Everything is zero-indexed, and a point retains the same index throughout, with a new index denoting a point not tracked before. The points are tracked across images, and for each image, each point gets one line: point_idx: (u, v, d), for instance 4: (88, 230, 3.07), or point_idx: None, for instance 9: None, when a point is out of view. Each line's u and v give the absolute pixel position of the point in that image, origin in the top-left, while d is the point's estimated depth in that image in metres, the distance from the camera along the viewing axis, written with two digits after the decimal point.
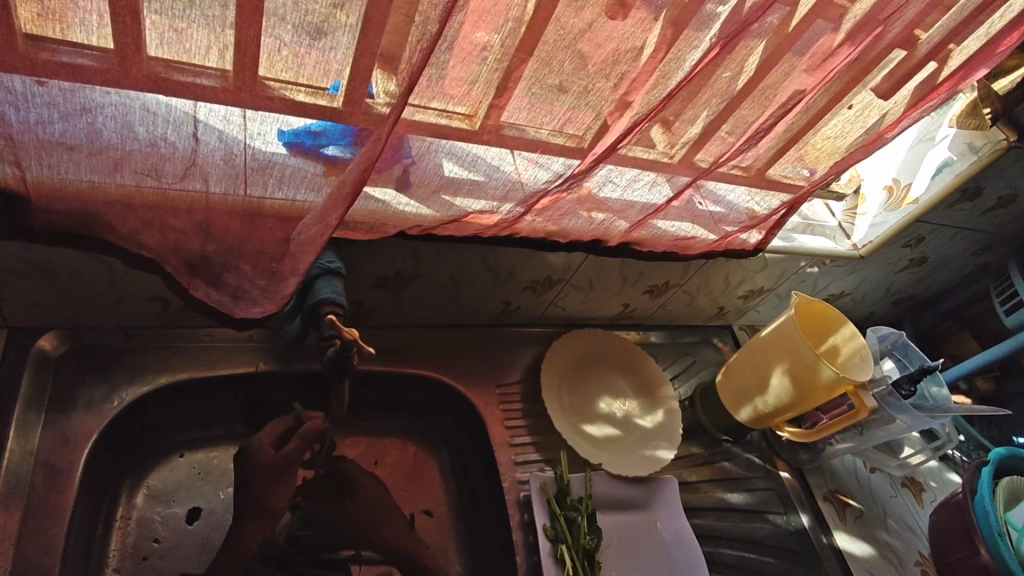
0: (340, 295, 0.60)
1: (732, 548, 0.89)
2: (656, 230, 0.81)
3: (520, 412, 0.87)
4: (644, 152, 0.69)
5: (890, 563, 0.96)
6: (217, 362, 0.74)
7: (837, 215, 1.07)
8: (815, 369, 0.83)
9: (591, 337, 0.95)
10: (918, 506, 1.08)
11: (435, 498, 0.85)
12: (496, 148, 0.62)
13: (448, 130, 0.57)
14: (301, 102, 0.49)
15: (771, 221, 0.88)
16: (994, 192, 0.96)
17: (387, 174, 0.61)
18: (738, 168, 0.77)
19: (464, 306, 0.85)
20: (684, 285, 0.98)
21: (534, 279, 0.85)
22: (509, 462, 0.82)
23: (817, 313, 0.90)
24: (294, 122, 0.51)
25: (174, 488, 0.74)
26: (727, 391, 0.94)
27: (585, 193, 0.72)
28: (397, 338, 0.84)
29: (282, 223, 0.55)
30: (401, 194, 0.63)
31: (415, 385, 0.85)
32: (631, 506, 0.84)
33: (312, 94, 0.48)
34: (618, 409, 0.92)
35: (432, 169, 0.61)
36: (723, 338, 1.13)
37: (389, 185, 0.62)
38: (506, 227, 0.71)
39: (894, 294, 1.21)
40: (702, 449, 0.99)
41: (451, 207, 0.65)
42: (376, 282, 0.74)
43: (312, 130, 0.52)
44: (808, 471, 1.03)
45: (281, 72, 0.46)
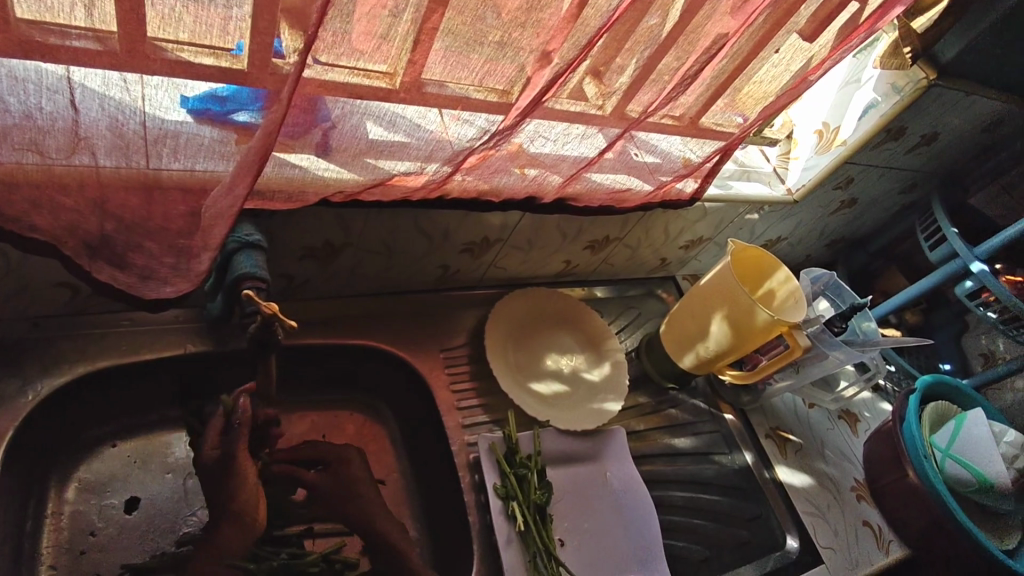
0: (262, 269, 0.57)
1: (681, 491, 0.92)
2: (591, 182, 0.80)
3: (467, 376, 0.87)
4: (572, 104, 0.67)
5: (826, 491, 1.02)
6: (142, 346, 0.71)
7: (771, 161, 1.08)
8: (751, 314, 0.85)
9: (536, 295, 0.95)
10: (853, 436, 1.13)
11: (388, 466, 0.86)
12: (418, 107, 0.59)
13: (370, 90, 0.55)
14: (193, 62, 0.45)
15: (705, 168, 0.88)
16: (917, 130, 0.99)
17: (305, 140, 0.58)
18: (669, 118, 0.77)
19: (402, 273, 0.84)
20: (624, 239, 0.98)
21: (471, 240, 0.83)
22: (457, 425, 0.82)
23: (753, 258, 0.92)
24: (195, 87, 0.46)
25: (108, 479, 0.72)
26: (672, 341, 0.96)
27: (517, 149, 0.71)
28: (335, 310, 0.82)
29: (186, 196, 0.52)
30: (320, 158, 0.60)
31: (357, 355, 0.83)
32: (581, 458, 0.86)
33: (206, 55, 0.44)
34: (565, 365, 0.93)
35: (355, 132, 0.59)
36: (667, 289, 1.15)
37: (308, 151, 0.59)
38: (435, 187, 0.68)
39: (828, 236, 1.25)
40: (650, 398, 1.01)
41: (374, 170, 0.63)
42: (304, 254, 0.72)
43: (219, 96, 0.48)
44: (750, 411, 1.07)
45: (178, 32, 0.43)
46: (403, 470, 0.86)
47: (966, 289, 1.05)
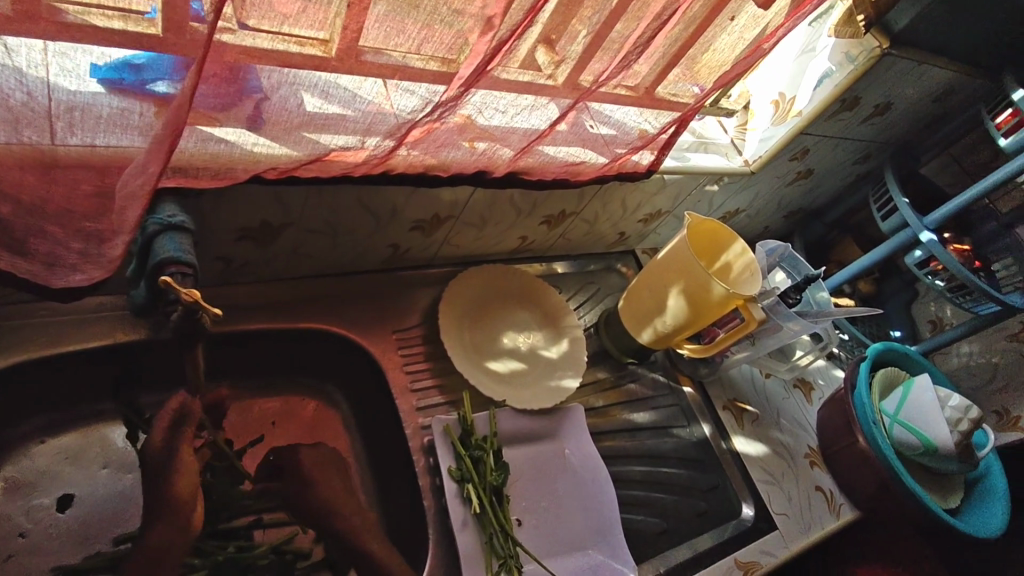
0: (186, 252, 0.53)
1: (639, 465, 0.93)
2: (543, 156, 0.77)
3: (421, 357, 0.85)
4: (520, 73, 0.64)
5: (781, 459, 1.04)
6: (65, 338, 0.66)
7: (728, 132, 1.07)
8: (707, 287, 0.84)
9: (492, 272, 0.93)
10: (807, 404, 1.15)
11: (341, 452, 0.84)
12: (362, 77, 0.55)
13: (300, 58, 0.51)
14: (105, 29, 0.40)
15: (661, 139, 0.86)
16: (871, 99, 0.99)
17: (236, 113, 0.53)
18: (624, 88, 0.74)
19: (350, 253, 0.80)
20: (581, 213, 0.96)
21: (422, 217, 0.80)
22: (411, 409, 0.80)
23: (709, 231, 0.91)
24: (111, 55, 0.42)
25: (36, 478, 0.68)
26: (630, 316, 0.95)
27: (465, 121, 0.67)
28: (280, 293, 0.78)
29: (89, 174, 0.47)
30: (252, 132, 0.56)
31: (305, 339, 0.80)
32: (539, 437, 0.85)
33: (120, 19, 0.40)
34: (522, 343, 0.91)
35: (288, 103, 0.54)
36: (627, 263, 1.14)
37: (239, 125, 0.55)
38: (377, 162, 0.65)
39: (785, 208, 1.25)
40: (609, 373, 1.00)
41: (309, 145, 0.59)
42: (241, 234, 0.68)
43: (132, 63, 0.43)
44: (708, 383, 1.08)
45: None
46: (357, 456, 0.84)
47: (915, 258, 1.06)
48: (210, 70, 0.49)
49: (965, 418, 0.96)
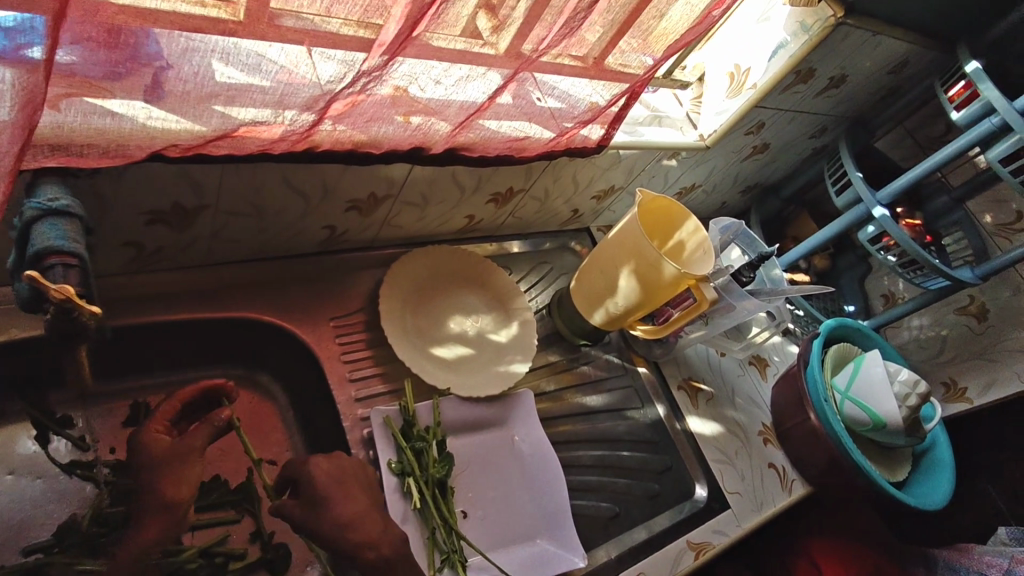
0: (71, 241, 0.48)
1: (590, 449, 0.91)
2: (485, 130, 0.73)
3: (361, 345, 0.80)
4: (449, 40, 0.59)
5: (735, 437, 1.03)
6: None
7: (684, 105, 1.03)
8: (658, 267, 0.82)
9: (438, 253, 0.88)
10: (762, 381, 1.15)
11: (279, 446, 0.79)
12: (282, 45, 0.50)
13: (205, 21, 0.46)
14: None
15: (612, 113, 0.82)
16: (826, 71, 0.96)
17: (131, 82, 0.48)
18: (572, 58, 0.70)
19: (280, 236, 0.75)
20: (530, 190, 0.92)
21: (356, 197, 0.75)
22: (349, 400, 0.76)
23: (662, 209, 0.88)
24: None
25: None
26: (581, 297, 0.92)
27: (398, 94, 0.62)
28: (208, 280, 0.73)
29: None
30: (153, 106, 0.50)
31: (234, 329, 0.75)
32: (487, 425, 0.82)
33: None
34: (470, 327, 0.88)
35: (198, 73, 0.49)
36: (581, 241, 1.11)
37: (134, 97, 0.49)
38: (299, 138, 0.59)
39: (742, 183, 1.23)
40: (562, 355, 0.98)
41: (219, 119, 0.53)
42: (150, 219, 0.61)
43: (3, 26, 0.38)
44: (663, 363, 1.06)
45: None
46: (296, 450, 0.80)
47: (868, 234, 1.05)
48: (88, 34, 0.43)
49: (914, 393, 0.97)
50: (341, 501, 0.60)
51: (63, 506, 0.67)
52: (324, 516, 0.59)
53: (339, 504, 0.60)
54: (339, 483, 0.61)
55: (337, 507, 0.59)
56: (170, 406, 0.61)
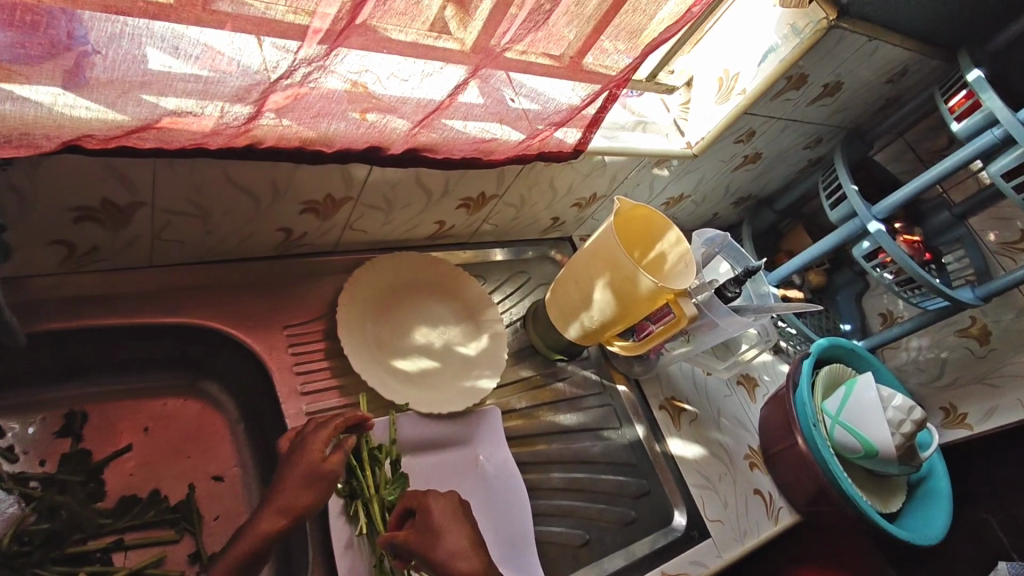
0: None
1: (562, 471, 0.86)
2: (447, 130, 0.68)
3: (316, 356, 0.76)
4: (401, 32, 0.54)
5: (720, 461, 0.98)
6: None
7: (671, 111, 0.99)
8: (634, 279, 0.77)
9: (405, 259, 0.84)
10: (750, 401, 1.09)
11: (225, 461, 0.75)
12: (213, 32, 0.46)
13: (129, 4, 0.42)
14: None
15: (588, 115, 0.77)
16: (819, 79, 0.92)
17: (44, 66, 0.44)
18: (546, 57, 0.66)
19: (231, 239, 0.70)
20: (504, 196, 0.87)
21: (313, 199, 0.70)
22: (299, 415, 0.71)
23: (642, 218, 0.84)
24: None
25: None
26: (556, 309, 0.87)
27: (356, 90, 0.58)
28: (156, 283, 0.69)
29: None
30: (71, 93, 0.47)
31: (180, 334, 0.71)
32: (449, 444, 0.77)
33: None
34: (435, 338, 0.83)
35: (123, 60, 0.46)
36: (562, 251, 1.06)
37: (53, 83, 0.45)
38: (236, 131, 0.55)
39: (734, 194, 1.18)
40: (536, 370, 0.93)
41: (145, 109, 0.49)
42: (80, 216, 0.57)
43: None
44: (645, 380, 1.01)
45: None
46: (244, 464, 0.75)
47: (863, 250, 1.00)
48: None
49: (909, 420, 0.92)
50: (454, 534, 0.61)
51: None
52: (440, 545, 0.60)
53: (448, 536, 0.61)
54: (448, 517, 0.62)
55: (450, 539, 0.60)
56: (334, 422, 0.65)
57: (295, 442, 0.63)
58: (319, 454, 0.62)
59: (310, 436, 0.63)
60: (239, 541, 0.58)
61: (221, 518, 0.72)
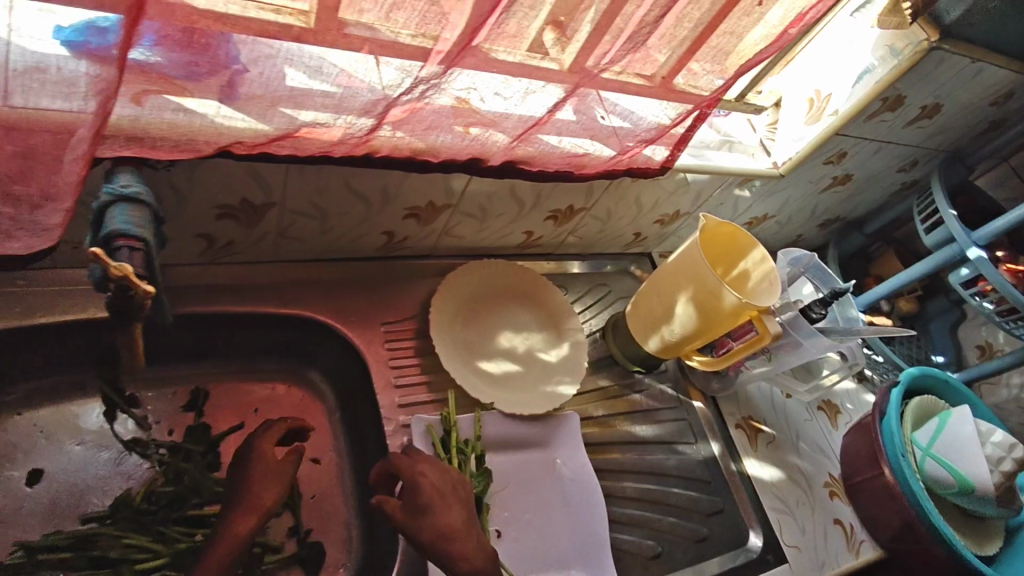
0: (136, 227, 0.49)
1: (636, 481, 0.87)
2: (543, 145, 0.72)
3: (409, 352, 0.81)
4: (511, 53, 0.59)
5: (798, 486, 0.96)
6: (43, 308, 0.64)
7: (758, 130, 0.99)
8: (718, 295, 0.78)
9: (495, 267, 0.89)
10: (832, 428, 1.06)
11: (324, 445, 0.81)
12: (347, 53, 0.52)
13: (277, 28, 0.48)
14: None
15: (678, 133, 0.80)
16: (918, 100, 0.90)
17: (205, 83, 0.50)
18: (638, 76, 0.69)
19: (340, 239, 0.77)
20: (591, 210, 0.91)
21: (416, 205, 0.76)
22: (393, 405, 0.76)
23: (726, 236, 0.85)
24: (64, 13, 0.40)
25: (8, 449, 0.67)
26: (636, 321, 0.89)
27: (459, 105, 0.63)
28: (278, 275, 0.76)
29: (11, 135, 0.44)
30: (225, 106, 0.53)
31: (292, 325, 0.78)
32: (530, 444, 0.80)
33: None
34: (519, 344, 0.87)
35: (268, 75, 0.52)
36: (642, 266, 1.08)
37: (212, 97, 0.52)
38: (357, 142, 0.61)
39: (821, 216, 1.17)
40: (612, 381, 0.95)
41: (284, 119, 0.56)
42: (221, 212, 0.65)
43: (94, 25, 0.41)
44: (722, 398, 1.01)
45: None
46: (339, 449, 0.81)
47: (960, 277, 0.97)
48: (176, 38, 0.47)
49: (1008, 458, 0.87)
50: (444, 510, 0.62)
51: (122, 480, 0.70)
52: (427, 524, 0.61)
53: (438, 513, 0.61)
54: (439, 492, 0.63)
55: (441, 516, 0.61)
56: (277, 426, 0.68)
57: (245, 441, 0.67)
58: (271, 450, 0.66)
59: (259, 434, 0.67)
60: (225, 538, 0.59)
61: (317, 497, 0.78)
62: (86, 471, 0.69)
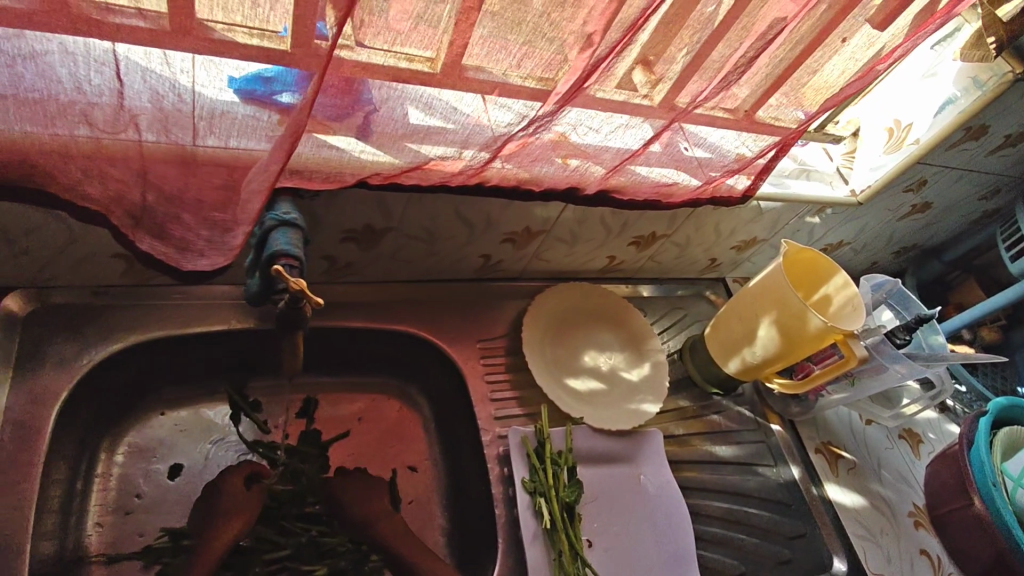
0: (296, 247, 0.57)
1: (718, 500, 0.89)
2: (635, 175, 0.78)
3: (503, 367, 0.86)
4: (617, 93, 0.65)
5: (881, 514, 0.95)
6: (192, 320, 0.73)
7: (835, 159, 1.02)
8: (803, 319, 0.80)
9: (579, 289, 0.94)
10: (915, 457, 1.05)
11: (420, 454, 0.87)
12: (461, 93, 0.58)
13: (408, 73, 0.54)
14: (246, 44, 0.46)
15: (759, 164, 0.83)
16: (1000, 130, 0.91)
17: (349, 122, 0.58)
18: (724, 110, 0.73)
19: (442, 262, 0.84)
20: (672, 236, 0.95)
21: (514, 230, 0.82)
22: (489, 417, 0.82)
23: (808, 262, 0.87)
24: (244, 67, 0.48)
25: (155, 445, 0.76)
26: (716, 343, 0.92)
27: (559, 138, 0.69)
28: (383, 295, 0.84)
29: (222, 170, 0.52)
30: (362, 142, 0.60)
31: (396, 340, 0.84)
32: (616, 459, 0.84)
33: (257, 36, 0.45)
34: (603, 362, 0.91)
35: (394, 115, 0.59)
36: (716, 291, 1.11)
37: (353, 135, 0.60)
38: (473, 174, 0.67)
39: (897, 244, 1.17)
40: (692, 402, 0.97)
41: (413, 154, 0.62)
42: (346, 236, 0.73)
43: (263, 76, 0.49)
44: (800, 423, 1.01)
45: (218, 10, 0.43)
46: (434, 458, 0.87)
47: None
48: (335, 85, 0.54)
49: None
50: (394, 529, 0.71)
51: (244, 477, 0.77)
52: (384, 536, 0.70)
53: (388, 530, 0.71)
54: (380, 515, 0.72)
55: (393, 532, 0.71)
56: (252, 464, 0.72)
57: (208, 488, 0.70)
58: (236, 490, 0.69)
59: (222, 478, 0.69)
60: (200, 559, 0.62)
61: (415, 502, 0.83)
62: (216, 468, 0.76)
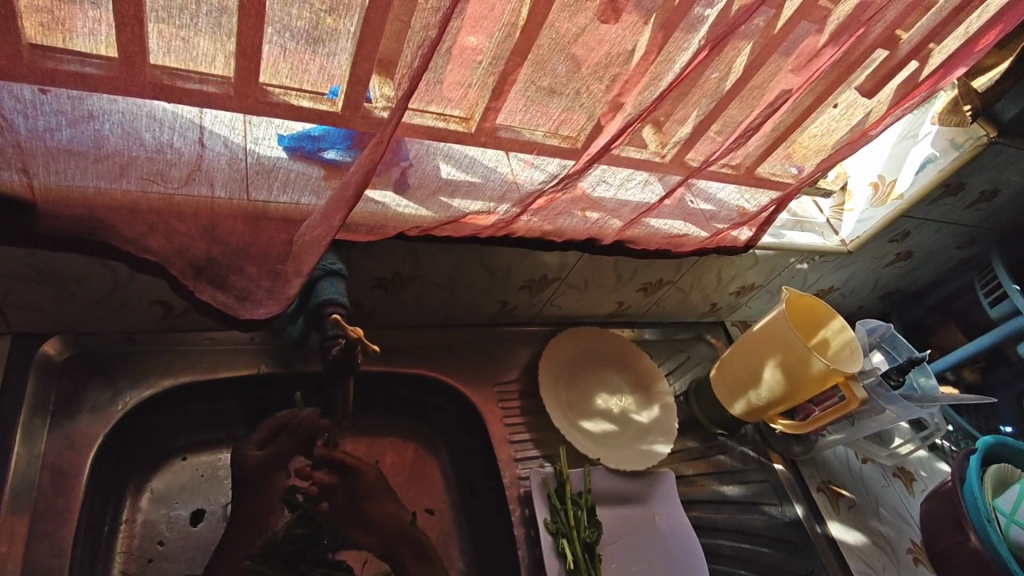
0: (343, 295, 0.62)
1: (730, 539, 0.91)
2: (648, 227, 0.83)
3: (519, 410, 0.89)
4: (636, 152, 0.71)
5: (882, 551, 0.98)
6: (219, 365, 0.75)
7: (825, 212, 1.10)
8: (806, 361, 0.85)
9: (587, 334, 0.97)
10: (909, 495, 1.09)
11: (437, 497, 0.87)
12: (492, 150, 0.62)
13: (446, 133, 0.58)
14: (303, 107, 0.50)
15: (761, 217, 0.89)
16: (976, 185, 0.99)
17: (386, 176, 0.62)
18: (728, 166, 0.79)
19: (461, 306, 0.88)
20: (677, 282, 1.00)
21: (530, 279, 0.87)
22: (509, 459, 0.83)
23: (806, 308, 0.93)
24: (295, 127, 0.52)
25: (176, 491, 0.75)
26: (722, 385, 0.96)
27: (580, 193, 0.74)
28: (403, 339, 0.86)
29: (286, 225, 0.56)
30: (401, 196, 0.64)
31: (415, 385, 0.87)
32: (631, 499, 0.86)
33: (314, 100, 0.50)
34: (615, 405, 0.94)
35: (433, 171, 0.62)
36: (715, 334, 1.15)
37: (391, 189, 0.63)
38: (502, 226, 0.72)
39: (881, 289, 1.24)
40: (697, 443, 1.00)
41: (449, 209, 0.66)
42: (375, 283, 0.77)
43: (313, 135, 0.53)
44: (801, 462, 1.05)
45: (280, 76, 0.48)
46: (451, 501, 0.87)
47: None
48: (398, 154, 0.60)
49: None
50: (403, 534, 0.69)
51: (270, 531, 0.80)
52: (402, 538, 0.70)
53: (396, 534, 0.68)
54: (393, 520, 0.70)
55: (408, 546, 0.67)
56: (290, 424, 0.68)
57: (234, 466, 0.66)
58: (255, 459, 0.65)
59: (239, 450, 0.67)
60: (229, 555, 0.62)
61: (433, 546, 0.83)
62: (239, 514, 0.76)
